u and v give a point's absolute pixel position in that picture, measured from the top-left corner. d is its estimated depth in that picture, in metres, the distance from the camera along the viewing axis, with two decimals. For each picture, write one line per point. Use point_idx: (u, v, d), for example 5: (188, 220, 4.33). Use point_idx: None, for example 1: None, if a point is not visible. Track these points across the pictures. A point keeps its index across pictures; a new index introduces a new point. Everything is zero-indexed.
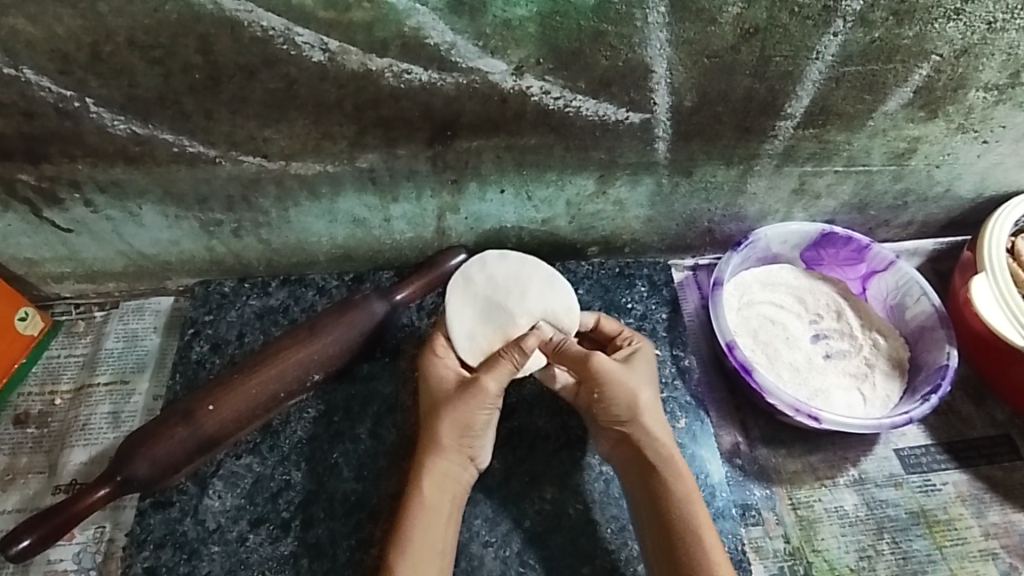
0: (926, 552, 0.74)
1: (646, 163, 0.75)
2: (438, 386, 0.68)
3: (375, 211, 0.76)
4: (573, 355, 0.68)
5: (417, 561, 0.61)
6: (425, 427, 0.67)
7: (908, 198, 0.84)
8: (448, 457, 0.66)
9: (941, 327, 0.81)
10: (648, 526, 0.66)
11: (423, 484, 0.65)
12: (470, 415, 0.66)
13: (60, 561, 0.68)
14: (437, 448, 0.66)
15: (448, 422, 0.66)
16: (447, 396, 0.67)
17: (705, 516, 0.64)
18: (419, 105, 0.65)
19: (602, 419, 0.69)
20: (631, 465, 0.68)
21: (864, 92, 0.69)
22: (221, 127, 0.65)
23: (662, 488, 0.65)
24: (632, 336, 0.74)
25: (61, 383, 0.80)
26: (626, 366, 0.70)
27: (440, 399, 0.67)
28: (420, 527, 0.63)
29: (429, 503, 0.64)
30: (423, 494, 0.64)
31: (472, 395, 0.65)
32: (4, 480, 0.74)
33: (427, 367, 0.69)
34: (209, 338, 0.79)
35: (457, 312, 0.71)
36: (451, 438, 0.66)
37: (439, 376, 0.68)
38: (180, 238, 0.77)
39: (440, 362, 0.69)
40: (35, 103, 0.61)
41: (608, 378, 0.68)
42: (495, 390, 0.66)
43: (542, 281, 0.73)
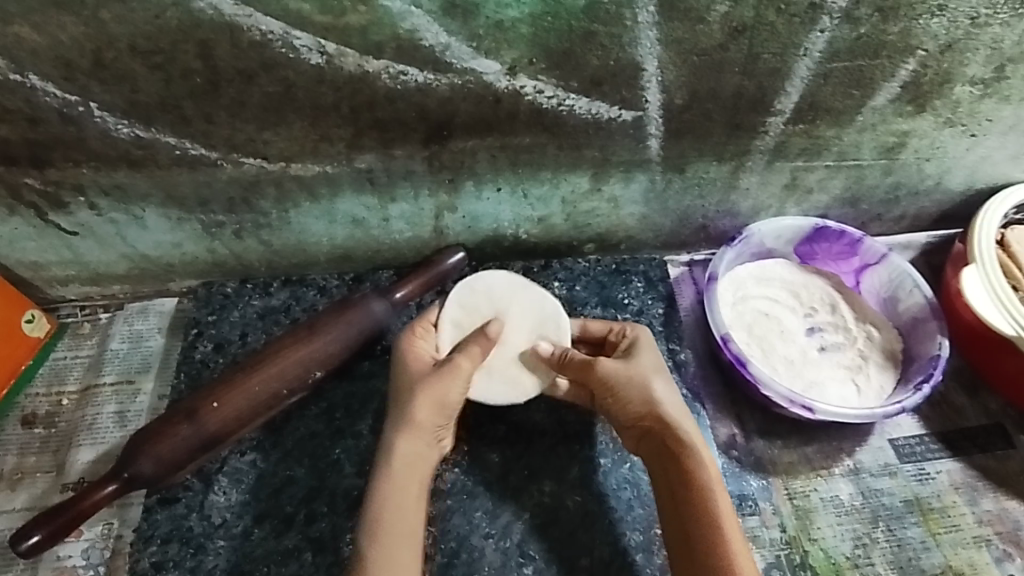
0: (919, 540, 0.75)
1: (638, 161, 0.76)
2: (411, 367, 0.69)
3: (374, 212, 0.78)
4: (575, 361, 0.72)
5: (392, 544, 0.62)
6: (400, 404, 0.67)
7: (899, 192, 0.85)
8: (415, 435, 0.66)
9: (933, 320, 0.82)
10: (669, 523, 0.66)
11: (393, 466, 0.65)
12: (444, 391, 0.67)
13: (69, 557, 0.69)
14: (411, 427, 0.66)
15: (422, 401, 0.66)
16: (421, 376, 0.68)
17: (724, 502, 0.64)
18: (414, 106, 0.66)
19: (621, 416, 0.70)
20: (654, 460, 0.69)
21: (851, 88, 0.70)
22: (221, 131, 0.66)
23: (682, 477, 0.66)
24: (624, 329, 0.76)
25: (67, 384, 0.81)
26: (637, 359, 0.71)
27: (412, 380, 0.68)
28: (393, 508, 0.63)
29: (400, 485, 0.65)
30: (394, 473, 0.65)
31: (447, 372, 0.67)
32: (12, 480, 0.75)
33: (401, 350, 0.71)
34: (212, 338, 0.81)
35: (496, 282, 0.77)
36: (427, 415, 0.66)
37: (410, 358, 0.70)
38: (182, 241, 0.79)
39: (416, 348, 0.71)
40: (40, 109, 0.62)
41: (622, 376, 0.69)
42: (468, 369, 0.68)
43: (584, 321, 0.77)
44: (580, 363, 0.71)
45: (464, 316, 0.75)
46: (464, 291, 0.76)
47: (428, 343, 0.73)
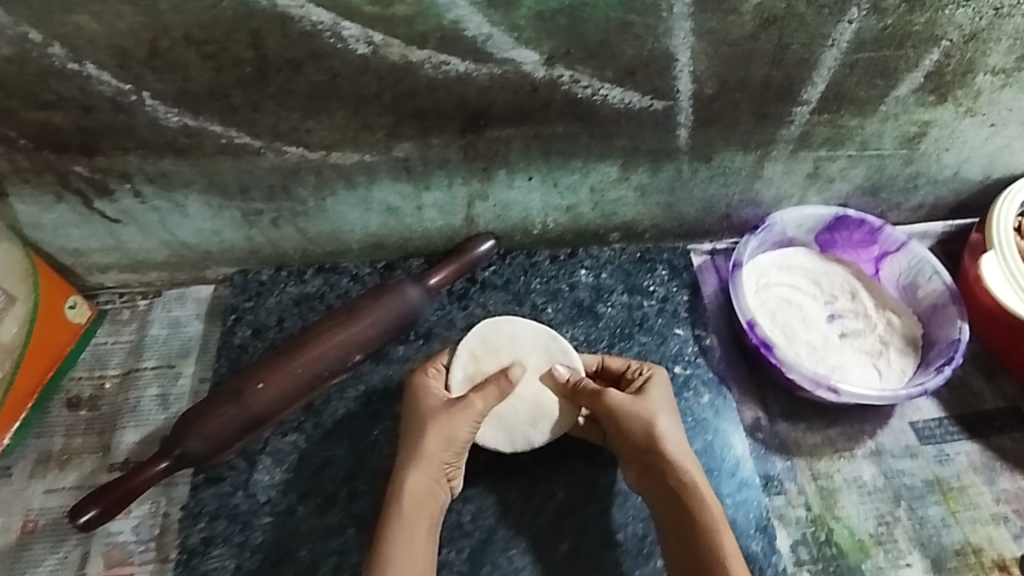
0: (939, 518, 0.77)
1: (666, 150, 0.78)
2: (420, 406, 0.70)
3: (408, 200, 0.80)
4: (587, 389, 0.72)
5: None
6: (408, 442, 0.68)
7: (918, 181, 0.87)
8: (425, 471, 0.67)
9: (953, 305, 0.84)
10: (673, 555, 0.66)
11: (403, 501, 0.65)
12: (456, 429, 0.68)
13: (120, 533, 0.72)
14: (416, 463, 0.67)
15: (433, 437, 0.68)
16: (432, 413, 0.69)
17: (731, 543, 0.64)
18: (453, 96, 0.68)
19: (627, 450, 0.70)
20: (655, 494, 0.69)
21: (876, 78, 0.72)
22: (266, 119, 0.68)
23: (687, 518, 0.65)
24: (641, 366, 0.76)
25: (109, 368, 0.84)
26: (649, 396, 0.72)
27: (422, 416, 0.69)
28: (402, 546, 0.63)
29: (408, 522, 0.64)
30: (402, 510, 0.65)
31: (458, 409, 0.69)
32: (59, 461, 0.77)
33: (413, 389, 0.72)
34: (250, 323, 0.85)
35: (524, 332, 0.77)
36: (435, 450, 0.67)
37: (418, 396, 0.71)
38: (221, 228, 0.81)
39: (423, 384, 0.72)
40: (93, 97, 0.64)
41: (632, 414, 0.70)
42: (480, 409, 0.70)
43: (603, 357, 0.78)
44: (592, 393, 0.72)
45: (483, 352, 0.76)
46: (490, 327, 0.78)
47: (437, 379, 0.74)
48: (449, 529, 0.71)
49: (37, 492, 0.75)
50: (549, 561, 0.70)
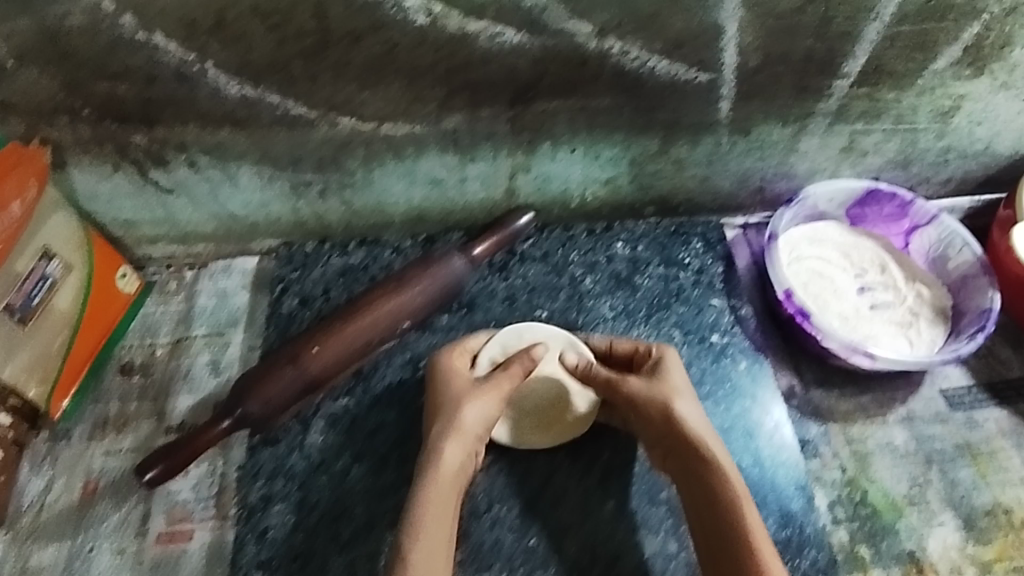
0: (970, 481, 0.80)
1: (707, 124, 0.80)
2: (448, 387, 0.72)
3: (453, 172, 0.82)
4: (599, 377, 0.74)
5: (430, 547, 0.62)
6: (444, 417, 0.70)
7: (949, 155, 0.89)
8: (459, 442, 0.68)
9: (984, 276, 0.87)
10: (698, 534, 0.67)
11: (438, 473, 0.66)
12: (490, 404, 0.70)
13: (179, 492, 0.74)
14: (452, 436, 0.68)
15: (470, 411, 0.69)
16: (466, 391, 0.71)
17: (754, 515, 0.65)
18: (505, 68, 0.70)
19: (646, 432, 0.72)
20: (677, 474, 0.70)
21: (915, 51, 0.74)
22: (323, 90, 0.70)
23: (708, 493, 0.66)
24: (654, 347, 0.77)
25: (159, 337, 0.86)
26: (663, 377, 0.73)
27: (457, 394, 0.71)
28: (434, 517, 0.64)
29: (440, 492, 0.66)
30: (434, 481, 0.66)
31: (490, 387, 0.71)
32: (116, 425, 0.80)
33: (440, 371, 0.74)
34: (298, 293, 0.87)
35: (543, 331, 0.79)
36: (472, 426, 0.69)
37: (444, 379, 0.73)
38: (269, 200, 0.83)
39: (448, 366, 0.74)
40: (158, 67, 0.65)
41: (645, 395, 0.71)
42: (508, 387, 0.72)
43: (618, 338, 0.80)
44: (605, 380, 0.74)
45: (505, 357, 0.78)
46: (511, 334, 0.79)
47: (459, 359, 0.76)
48: (498, 489, 0.74)
49: (97, 455, 0.78)
50: (596, 519, 0.72)
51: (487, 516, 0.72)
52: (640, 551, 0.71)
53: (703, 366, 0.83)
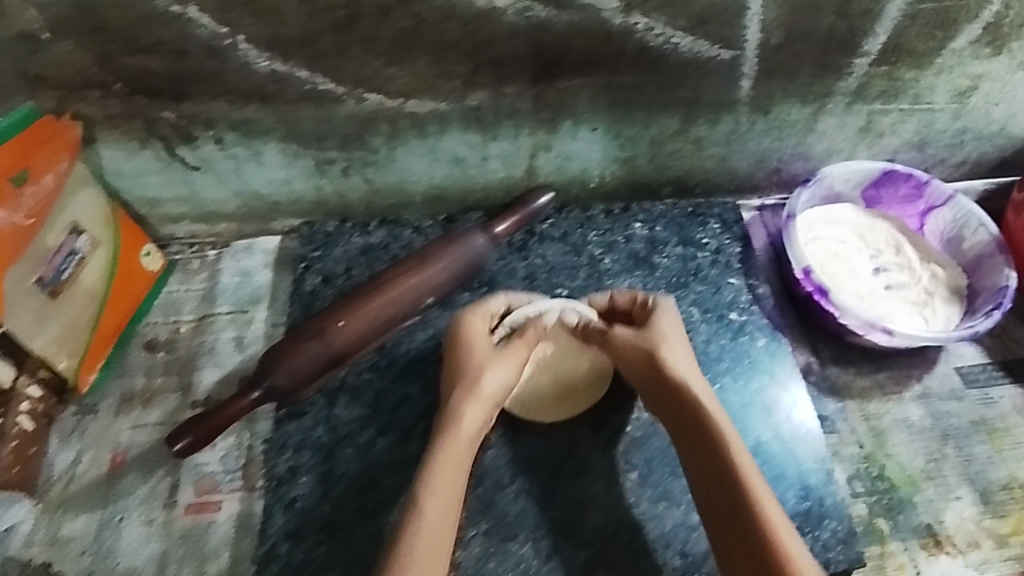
0: (986, 456, 0.81)
1: (727, 102, 0.80)
2: (465, 349, 0.73)
3: (475, 150, 0.83)
4: (593, 330, 0.74)
5: (445, 499, 0.64)
6: (464, 378, 0.71)
7: (964, 136, 0.90)
8: (481, 403, 0.69)
9: (999, 255, 0.87)
10: (698, 480, 0.68)
11: (458, 431, 0.68)
12: (512, 367, 0.72)
13: (207, 464, 0.75)
14: (474, 397, 0.69)
15: (493, 375, 0.70)
16: (489, 354, 0.72)
17: (749, 463, 0.65)
18: (531, 43, 0.71)
19: (641, 383, 0.72)
20: (674, 424, 0.70)
21: (935, 29, 0.75)
22: (351, 66, 0.71)
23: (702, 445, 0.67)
24: (650, 298, 0.77)
25: (182, 315, 0.86)
26: (653, 328, 0.73)
27: (480, 356, 0.72)
28: (451, 471, 0.65)
29: (456, 447, 0.67)
30: (454, 438, 0.67)
31: (512, 353, 0.72)
32: (142, 399, 0.80)
33: (457, 331, 0.74)
34: (320, 271, 0.88)
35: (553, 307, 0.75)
36: (494, 390, 0.70)
37: (459, 339, 0.74)
38: (293, 178, 0.84)
39: (466, 325, 0.74)
40: (190, 41, 0.66)
41: (634, 346, 0.72)
42: (527, 353, 0.73)
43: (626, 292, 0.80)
44: (599, 333, 0.74)
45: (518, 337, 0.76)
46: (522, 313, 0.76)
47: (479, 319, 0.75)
48: (521, 461, 0.75)
49: (124, 429, 0.79)
50: (618, 490, 0.73)
51: (510, 487, 0.73)
52: (662, 521, 0.72)
53: (723, 343, 0.84)
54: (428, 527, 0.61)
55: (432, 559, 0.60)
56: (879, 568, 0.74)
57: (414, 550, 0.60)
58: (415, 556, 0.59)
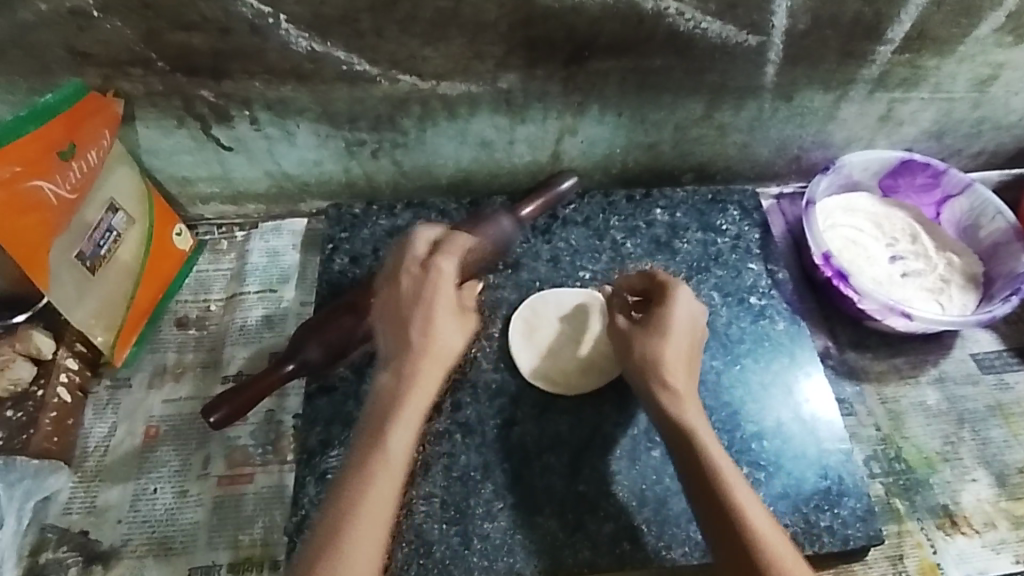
0: (1001, 439, 0.83)
1: (752, 88, 0.82)
2: (438, 295, 0.65)
3: (503, 133, 0.84)
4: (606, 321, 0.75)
5: (399, 452, 0.61)
6: (433, 333, 0.65)
7: (982, 126, 0.91)
8: (440, 361, 0.66)
9: (1016, 242, 0.89)
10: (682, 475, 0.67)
11: (422, 386, 0.64)
12: (468, 322, 0.69)
13: (239, 437, 0.77)
14: (441, 354, 0.66)
15: (456, 334, 0.67)
16: (456, 310, 0.67)
17: (723, 462, 0.62)
18: (565, 26, 0.73)
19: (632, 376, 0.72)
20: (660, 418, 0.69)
21: (959, 17, 0.76)
22: (387, 46, 0.72)
23: (673, 438, 0.65)
24: (656, 281, 0.73)
25: (212, 293, 0.88)
26: (646, 319, 0.71)
27: (453, 311, 0.67)
28: (408, 425, 0.62)
29: (417, 401, 0.64)
30: (420, 391, 0.64)
31: (469, 313, 0.69)
32: (173, 374, 0.82)
33: (434, 278, 0.66)
34: (348, 252, 0.88)
35: (566, 296, 0.83)
36: (455, 350, 0.67)
37: (430, 283, 0.65)
38: (323, 159, 0.85)
39: (440, 269, 0.66)
40: (233, 19, 0.68)
41: (628, 334, 0.71)
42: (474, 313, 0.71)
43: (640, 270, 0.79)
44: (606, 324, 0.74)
45: (533, 321, 0.82)
46: (538, 301, 0.83)
47: (452, 261, 0.67)
48: (547, 437, 0.76)
49: (156, 402, 0.80)
50: (644, 465, 0.75)
51: (537, 462, 0.75)
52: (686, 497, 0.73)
53: (743, 326, 0.86)
54: (385, 475, 0.59)
55: (384, 521, 0.58)
56: (897, 547, 0.76)
57: (364, 515, 0.57)
58: (364, 519, 0.57)
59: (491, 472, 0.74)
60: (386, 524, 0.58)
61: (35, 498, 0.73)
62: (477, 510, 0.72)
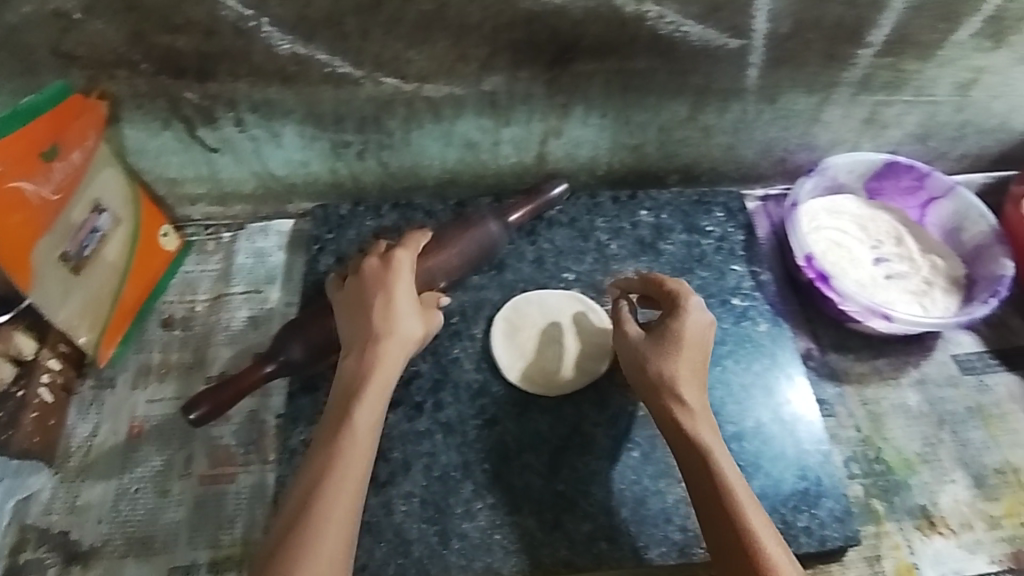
0: (981, 440, 0.83)
1: (736, 90, 0.83)
2: (399, 282, 0.71)
3: (488, 134, 0.85)
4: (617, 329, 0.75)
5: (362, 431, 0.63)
6: (391, 316, 0.69)
7: (966, 129, 0.92)
8: (400, 342, 0.69)
9: (998, 245, 0.89)
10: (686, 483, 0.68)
11: (382, 365, 0.67)
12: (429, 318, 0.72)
13: (221, 437, 0.78)
14: (401, 336, 0.69)
15: (416, 321, 0.70)
16: (414, 297, 0.71)
17: (736, 476, 0.63)
18: (547, 29, 0.73)
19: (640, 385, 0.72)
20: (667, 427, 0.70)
21: (940, 21, 0.77)
22: (371, 48, 0.73)
23: (686, 451, 0.66)
24: (671, 290, 0.73)
25: (199, 293, 0.88)
26: (663, 329, 0.71)
27: (411, 299, 0.71)
28: (371, 404, 0.65)
29: (379, 381, 0.66)
30: (382, 370, 0.67)
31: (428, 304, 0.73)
32: (159, 373, 0.83)
33: (390, 269, 0.71)
34: (333, 253, 0.89)
35: (550, 298, 0.84)
36: (415, 334, 0.70)
37: (391, 271, 0.71)
38: (309, 160, 0.86)
39: (396, 260, 0.72)
40: (217, 22, 0.68)
41: (642, 344, 0.72)
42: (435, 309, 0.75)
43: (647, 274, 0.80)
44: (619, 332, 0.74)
45: (516, 321, 0.83)
46: (521, 301, 0.84)
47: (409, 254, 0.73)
48: (527, 437, 0.77)
49: (141, 401, 0.81)
50: (623, 465, 0.76)
51: (516, 461, 0.75)
52: (664, 497, 0.74)
53: (725, 327, 0.86)
54: (350, 452, 0.62)
55: (349, 497, 0.60)
56: (874, 547, 0.76)
57: (333, 492, 0.60)
58: (330, 496, 0.59)
59: (471, 471, 0.75)
60: (354, 500, 0.60)
61: (16, 497, 0.74)
62: (456, 509, 0.72)
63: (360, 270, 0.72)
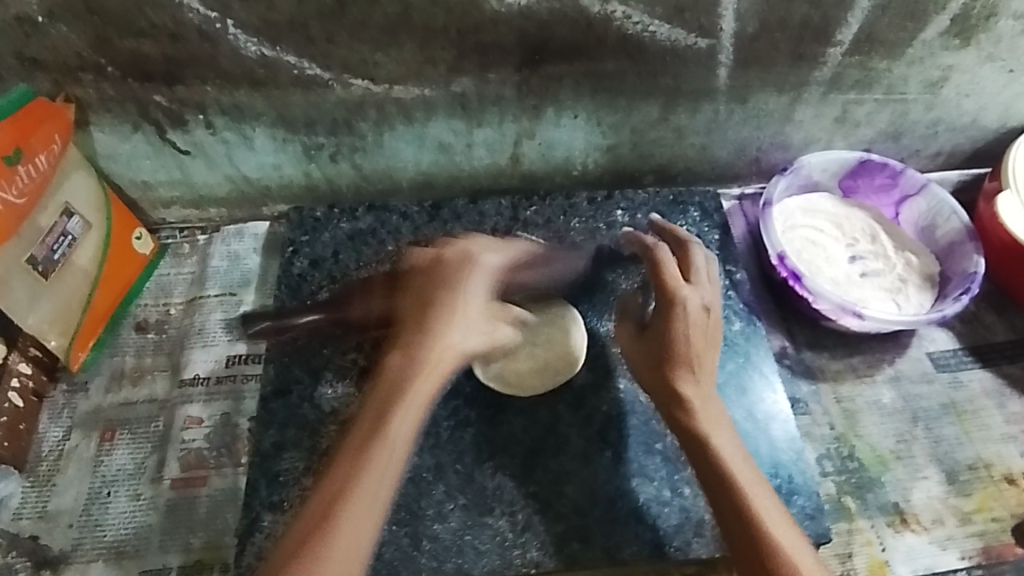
0: (954, 436, 0.84)
1: (707, 90, 0.83)
2: (473, 288, 0.68)
3: (460, 136, 0.85)
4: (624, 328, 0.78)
5: (399, 439, 0.61)
6: (462, 326, 0.66)
7: (938, 127, 0.92)
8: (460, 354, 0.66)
9: (969, 242, 0.90)
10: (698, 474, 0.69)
11: (439, 374, 0.64)
12: (497, 330, 0.70)
13: (195, 440, 0.78)
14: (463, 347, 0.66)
15: (479, 331, 0.68)
16: (484, 305, 0.69)
17: (739, 469, 0.64)
18: (514, 31, 0.73)
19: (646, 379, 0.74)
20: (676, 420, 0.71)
21: (905, 20, 0.78)
22: (339, 51, 0.73)
23: (692, 445, 0.67)
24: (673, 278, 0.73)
25: (173, 297, 0.88)
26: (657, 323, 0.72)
27: (483, 307, 0.69)
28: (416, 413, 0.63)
29: (428, 391, 0.64)
30: (430, 380, 0.64)
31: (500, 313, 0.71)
32: (132, 378, 0.82)
33: (467, 273, 0.69)
34: (308, 256, 0.88)
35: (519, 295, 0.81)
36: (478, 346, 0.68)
37: (467, 274, 0.69)
38: (282, 163, 0.86)
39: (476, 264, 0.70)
40: (182, 25, 0.68)
41: (642, 342, 0.73)
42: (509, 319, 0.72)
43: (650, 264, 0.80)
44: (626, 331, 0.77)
45: None
46: None
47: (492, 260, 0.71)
48: (500, 439, 0.77)
49: (114, 406, 0.80)
50: (597, 465, 0.76)
51: (489, 463, 0.75)
52: (636, 497, 0.74)
53: None
54: (384, 462, 0.60)
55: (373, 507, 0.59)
56: (846, 544, 0.76)
57: (356, 500, 0.58)
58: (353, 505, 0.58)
59: (443, 473, 0.75)
60: (376, 510, 0.59)
61: None
62: (428, 512, 0.72)
63: (433, 267, 0.70)
